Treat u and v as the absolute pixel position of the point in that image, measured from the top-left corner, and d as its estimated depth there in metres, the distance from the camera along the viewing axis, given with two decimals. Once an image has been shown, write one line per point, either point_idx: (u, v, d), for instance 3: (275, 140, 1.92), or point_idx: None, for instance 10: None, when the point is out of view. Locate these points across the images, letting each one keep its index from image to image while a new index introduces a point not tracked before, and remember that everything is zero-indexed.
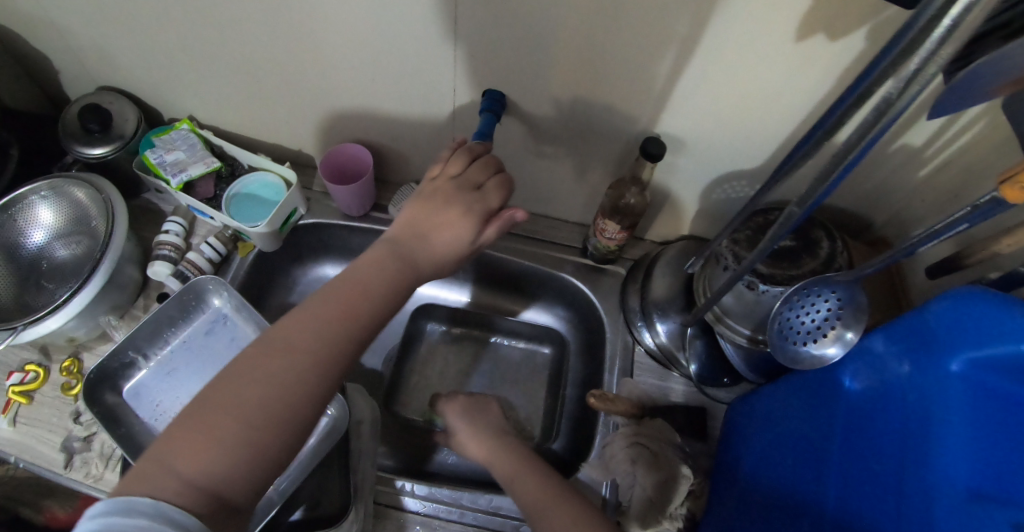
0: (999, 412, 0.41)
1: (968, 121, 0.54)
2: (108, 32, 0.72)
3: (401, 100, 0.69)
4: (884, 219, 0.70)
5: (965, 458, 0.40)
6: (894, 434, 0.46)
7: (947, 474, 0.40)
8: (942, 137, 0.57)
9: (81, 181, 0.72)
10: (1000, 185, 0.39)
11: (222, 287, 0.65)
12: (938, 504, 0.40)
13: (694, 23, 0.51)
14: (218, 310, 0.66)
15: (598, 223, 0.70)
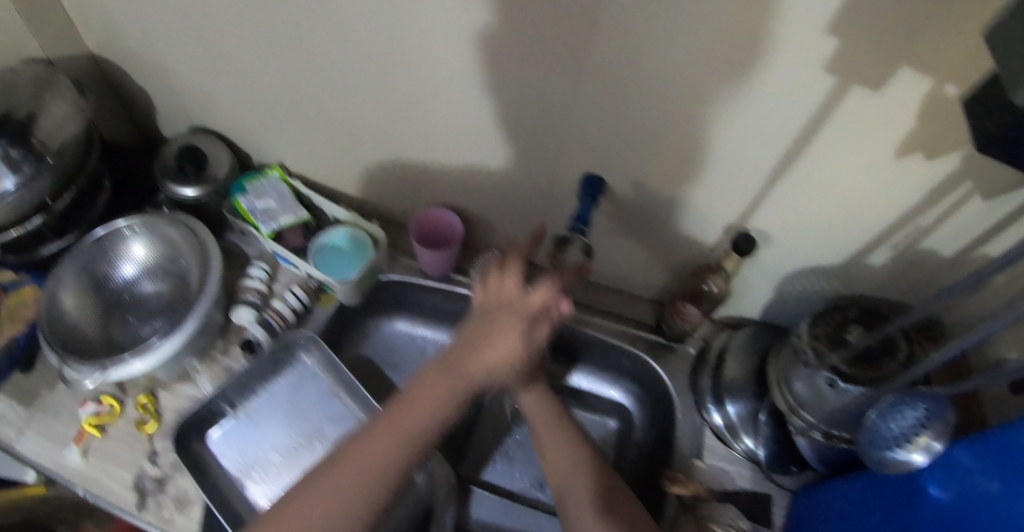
0: None
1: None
2: (218, 80, 0.75)
3: (493, 171, 0.72)
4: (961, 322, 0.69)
5: None
6: None
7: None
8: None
9: (175, 221, 0.72)
10: None
11: (315, 345, 0.67)
12: None
13: (799, 133, 0.54)
14: (307, 366, 0.68)
15: (676, 305, 0.73)
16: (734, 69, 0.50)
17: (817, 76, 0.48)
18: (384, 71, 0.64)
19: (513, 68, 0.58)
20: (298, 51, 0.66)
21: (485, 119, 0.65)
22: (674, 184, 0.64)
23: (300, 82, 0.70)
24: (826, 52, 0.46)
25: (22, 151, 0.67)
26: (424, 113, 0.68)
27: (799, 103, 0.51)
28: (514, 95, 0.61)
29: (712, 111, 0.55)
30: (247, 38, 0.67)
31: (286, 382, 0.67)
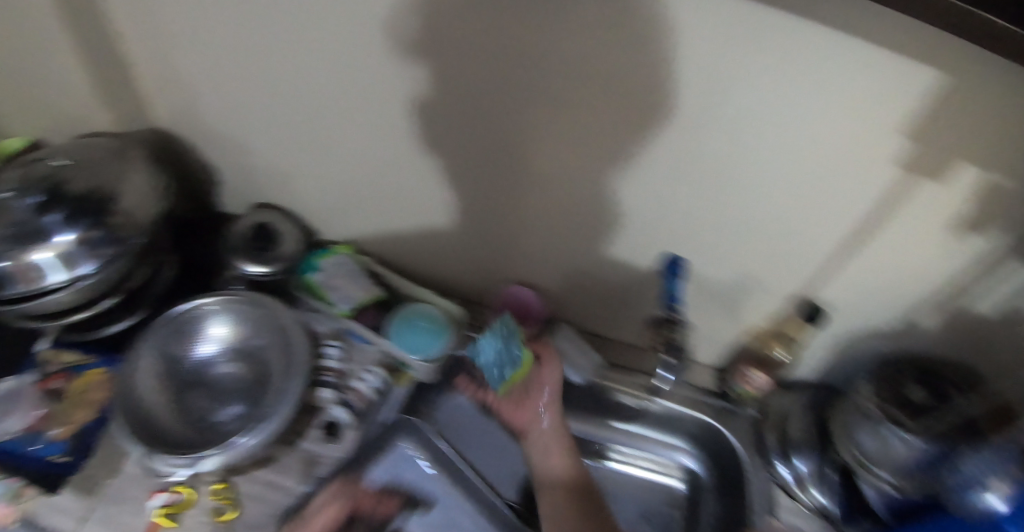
0: None
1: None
2: (301, 159, 0.77)
3: (575, 249, 0.76)
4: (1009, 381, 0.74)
5: None
6: None
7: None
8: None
9: (259, 303, 0.72)
10: None
11: (415, 426, 0.74)
12: None
13: (869, 217, 0.60)
14: (406, 452, 0.73)
15: (741, 370, 0.79)
16: (815, 173, 0.56)
17: (886, 171, 0.54)
18: (476, 159, 0.68)
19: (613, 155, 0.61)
20: (395, 133, 0.68)
21: (577, 207, 0.69)
22: (745, 261, 0.71)
23: (387, 162, 0.72)
24: (894, 153, 0.52)
25: (101, 232, 0.65)
26: (509, 194, 0.70)
27: (869, 191, 0.56)
28: (609, 181, 0.64)
29: (792, 203, 0.61)
30: (343, 118, 0.69)
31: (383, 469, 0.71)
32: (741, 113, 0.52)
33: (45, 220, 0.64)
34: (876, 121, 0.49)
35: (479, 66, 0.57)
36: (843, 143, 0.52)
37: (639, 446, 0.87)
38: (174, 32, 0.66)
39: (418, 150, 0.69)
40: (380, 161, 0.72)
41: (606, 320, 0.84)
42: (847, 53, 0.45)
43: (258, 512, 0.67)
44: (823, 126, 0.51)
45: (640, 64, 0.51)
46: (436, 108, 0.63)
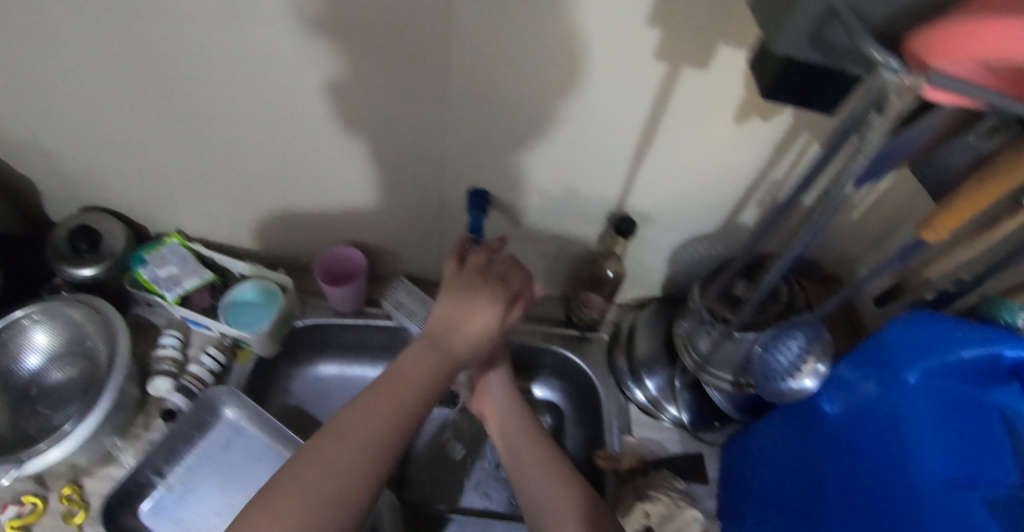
0: (947, 414, 0.50)
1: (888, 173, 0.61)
2: (100, 157, 0.75)
3: (393, 201, 0.75)
4: (832, 259, 0.75)
5: (937, 456, 0.48)
6: (876, 447, 0.53)
7: (928, 468, 0.48)
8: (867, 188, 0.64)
9: (77, 302, 0.72)
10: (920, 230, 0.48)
11: (234, 399, 0.68)
12: (927, 497, 0.47)
13: (651, 116, 0.61)
14: (229, 421, 0.68)
15: (581, 296, 0.79)
16: (576, 80, 0.57)
17: (654, 68, 0.55)
18: (260, 125, 0.66)
19: (384, 97, 0.60)
20: (171, 111, 0.66)
21: (375, 157, 0.69)
22: (552, 184, 0.70)
23: (184, 145, 0.71)
24: (652, 46, 0.53)
25: None
26: (307, 155, 0.70)
27: (642, 91, 0.58)
28: (391, 122, 0.64)
29: (569, 115, 0.61)
30: (119, 108, 0.66)
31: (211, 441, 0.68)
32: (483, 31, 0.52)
33: None
34: (600, 18, 0.50)
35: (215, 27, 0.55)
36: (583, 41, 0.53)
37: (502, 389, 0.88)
38: None
39: (206, 127, 0.67)
40: (177, 146, 0.71)
41: None
42: None
43: None
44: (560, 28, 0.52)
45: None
46: (201, 80, 0.61)
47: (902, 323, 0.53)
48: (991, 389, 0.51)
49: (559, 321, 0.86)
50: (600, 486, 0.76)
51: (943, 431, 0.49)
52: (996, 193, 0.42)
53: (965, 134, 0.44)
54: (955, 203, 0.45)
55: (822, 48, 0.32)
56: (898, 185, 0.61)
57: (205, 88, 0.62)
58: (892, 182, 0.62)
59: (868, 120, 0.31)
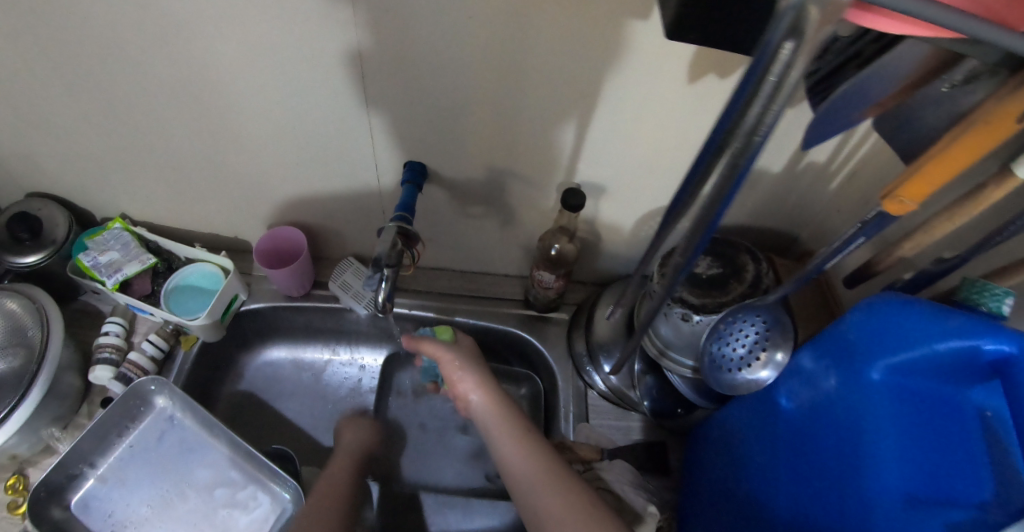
0: (914, 417, 0.44)
1: (863, 132, 0.53)
2: (24, 142, 0.72)
3: (331, 178, 0.71)
4: (809, 233, 0.67)
5: (896, 466, 0.42)
6: (831, 451, 0.47)
7: (883, 480, 0.42)
8: (842, 151, 0.56)
9: (16, 292, 0.71)
10: (883, 199, 0.38)
11: (165, 386, 0.65)
12: (880, 513, 0.41)
13: (590, 76, 0.53)
14: (163, 409, 0.67)
15: (535, 275, 0.73)
16: (499, 36, 0.50)
17: (584, 19, 0.48)
18: (176, 101, 0.62)
19: (294, 62, 0.55)
20: (80, 90, 0.62)
21: (300, 130, 0.64)
22: (493, 157, 0.64)
23: (104, 124, 0.67)
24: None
25: None
26: (231, 132, 0.65)
27: (576, 45, 0.51)
28: (309, 92, 0.58)
29: (498, 76, 0.55)
30: (26, 86, 0.62)
31: (146, 431, 0.66)
32: None
33: None
34: None
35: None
36: None
37: None
38: None
39: (122, 102, 0.63)
40: (99, 125, 0.67)
41: None
42: None
43: None
44: None
45: None
46: (99, 52, 0.56)
47: (863, 311, 0.45)
48: (970, 386, 0.44)
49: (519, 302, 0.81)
50: None
51: (907, 437, 0.43)
52: (970, 158, 0.33)
53: (943, 85, 0.33)
54: (921, 166, 0.35)
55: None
56: (875, 145, 0.53)
57: (107, 61, 0.57)
58: (869, 144, 0.54)
59: (784, 52, 0.26)
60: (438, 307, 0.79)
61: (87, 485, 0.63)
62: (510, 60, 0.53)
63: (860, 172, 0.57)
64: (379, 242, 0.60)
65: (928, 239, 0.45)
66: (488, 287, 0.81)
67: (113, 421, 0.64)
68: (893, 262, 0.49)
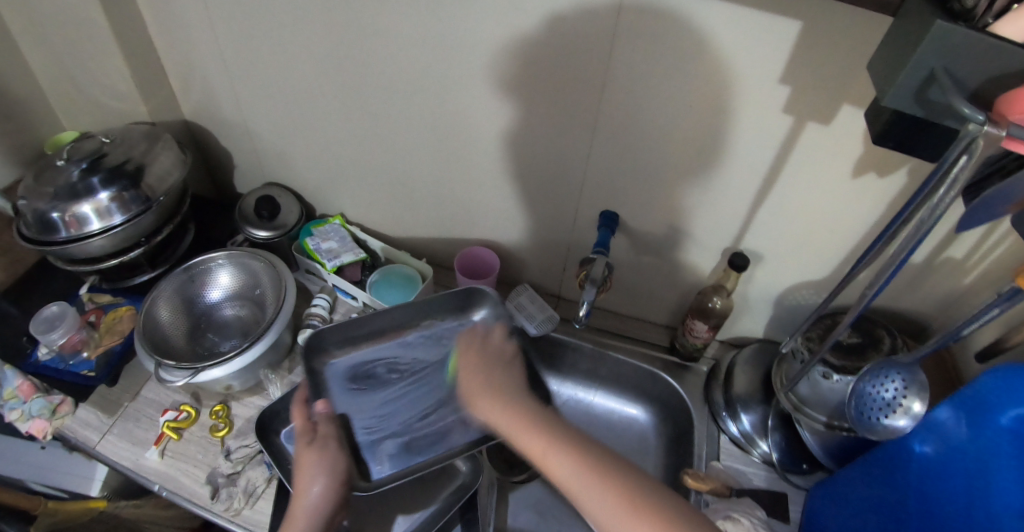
0: None
1: (998, 237, 0.67)
2: (295, 142, 0.92)
3: (528, 214, 0.88)
4: (938, 320, 0.80)
5: (1016, 495, 0.49)
6: (961, 489, 0.53)
7: (1004, 500, 0.49)
8: (978, 252, 0.69)
9: (258, 255, 0.86)
10: (1017, 278, 0.51)
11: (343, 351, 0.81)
12: None
13: (774, 163, 0.69)
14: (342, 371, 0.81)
15: (688, 323, 0.87)
16: (710, 123, 0.67)
17: (781, 120, 0.64)
18: (437, 131, 0.82)
19: (546, 117, 0.74)
20: (366, 112, 0.83)
21: (521, 170, 0.82)
22: (673, 216, 0.80)
23: (368, 135, 0.86)
24: (781, 100, 0.63)
25: (133, 193, 0.81)
26: (465, 162, 0.84)
27: (771, 138, 0.67)
28: (542, 141, 0.77)
29: (697, 151, 0.71)
30: (329, 97, 0.83)
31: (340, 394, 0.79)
32: (635, 74, 0.66)
33: (90, 181, 0.79)
34: (741, 71, 0.62)
35: (422, 50, 0.72)
36: (720, 88, 0.64)
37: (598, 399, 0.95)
38: (196, 44, 0.83)
39: (392, 121, 0.83)
40: (364, 134, 0.87)
41: (562, 280, 0.97)
42: (718, 14, 0.58)
43: (247, 428, 0.79)
44: (700, 77, 0.64)
45: (545, 34, 0.65)
46: (403, 83, 0.77)
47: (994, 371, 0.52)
48: None
49: (662, 348, 0.96)
50: (681, 506, 0.80)
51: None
52: None
53: None
54: None
55: (924, 104, 0.42)
56: (1010, 249, 0.66)
57: (402, 90, 0.78)
58: (1003, 248, 0.67)
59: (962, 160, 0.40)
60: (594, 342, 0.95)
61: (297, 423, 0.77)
62: (711, 145, 0.70)
63: (988, 269, 0.70)
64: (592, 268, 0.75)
65: None
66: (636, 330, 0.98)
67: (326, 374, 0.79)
68: (1021, 339, 0.61)
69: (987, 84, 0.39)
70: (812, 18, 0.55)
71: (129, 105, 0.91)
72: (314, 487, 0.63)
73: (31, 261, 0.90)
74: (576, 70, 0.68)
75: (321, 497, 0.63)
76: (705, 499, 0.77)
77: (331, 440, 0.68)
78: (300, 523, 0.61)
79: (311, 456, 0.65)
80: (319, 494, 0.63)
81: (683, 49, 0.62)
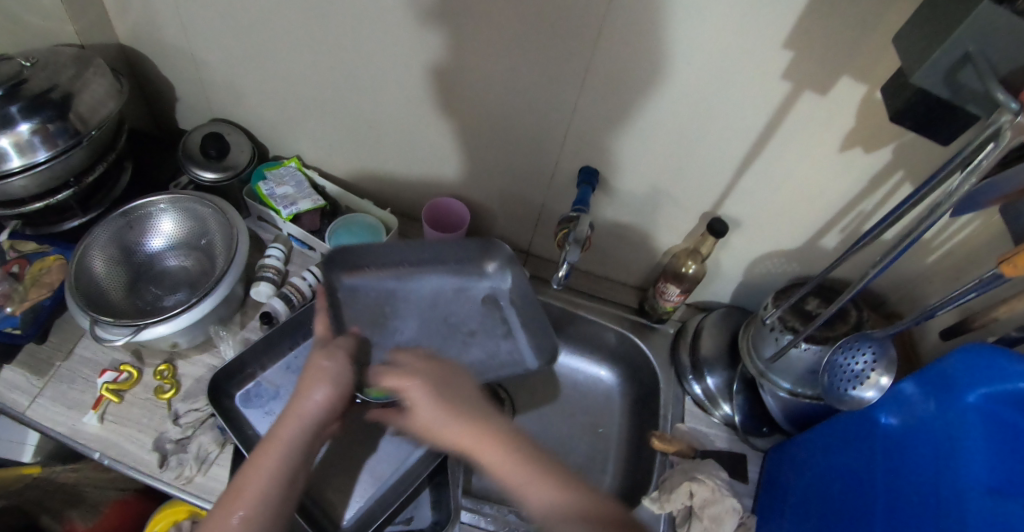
0: (1005, 435, 0.52)
1: (966, 221, 0.68)
2: (248, 74, 0.83)
3: (504, 166, 0.83)
4: (898, 296, 0.81)
5: (984, 469, 0.51)
6: (926, 460, 0.56)
7: (971, 472, 0.51)
8: (946, 232, 0.70)
9: (205, 201, 0.78)
10: (1001, 264, 0.51)
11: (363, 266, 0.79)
12: (971, 505, 0.50)
13: (766, 130, 0.67)
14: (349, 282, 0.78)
15: (660, 286, 0.86)
16: (706, 84, 0.64)
17: (778, 85, 0.62)
18: (410, 72, 0.75)
19: (534, 63, 0.68)
20: (331, 47, 0.75)
21: (501, 118, 0.76)
22: (656, 179, 0.77)
23: (333, 72, 0.78)
24: (781, 66, 0.60)
25: (59, 125, 0.71)
26: (441, 108, 0.78)
27: (765, 103, 0.64)
28: (526, 91, 0.72)
29: (689, 113, 0.68)
30: (290, 27, 0.74)
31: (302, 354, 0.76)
32: (635, 24, 0.61)
33: (7, 110, 0.68)
34: (749, 29, 0.57)
35: None
36: (726, 43, 0.59)
37: (567, 359, 0.94)
38: None
39: (361, 58, 0.75)
40: (329, 72, 0.78)
41: (535, 237, 0.94)
42: None
43: (198, 390, 0.73)
44: (707, 31, 0.59)
45: None
46: (376, 15, 0.69)
47: (964, 351, 0.55)
48: None
49: (631, 308, 0.96)
50: (646, 466, 0.81)
51: (998, 450, 0.51)
52: None
53: None
54: None
55: (952, 87, 0.43)
56: (979, 231, 0.67)
57: (376, 25, 0.70)
58: (975, 228, 0.67)
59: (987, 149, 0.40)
60: (565, 302, 0.93)
61: (254, 386, 0.73)
62: (704, 107, 0.66)
63: (952, 248, 0.71)
64: (575, 227, 0.72)
65: (1020, 305, 0.59)
66: (607, 290, 0.97)
67: (286, 332, 0.74)
68: (986, 320, 0.63)
69: (1018, 72, 0.40)
70: None
71: (52, 21, 0.79)
72: (319, 394, 0.58)
73: None
74: (569, 17, 0.62)
75: (315, 406, 0.59)
76: (670, 460, 0.79)
77: (338, 353, 0.64)
78: (293, 425, 0.57)
79: (322, 361, 0.61)
80: (302, 413, 0.58)
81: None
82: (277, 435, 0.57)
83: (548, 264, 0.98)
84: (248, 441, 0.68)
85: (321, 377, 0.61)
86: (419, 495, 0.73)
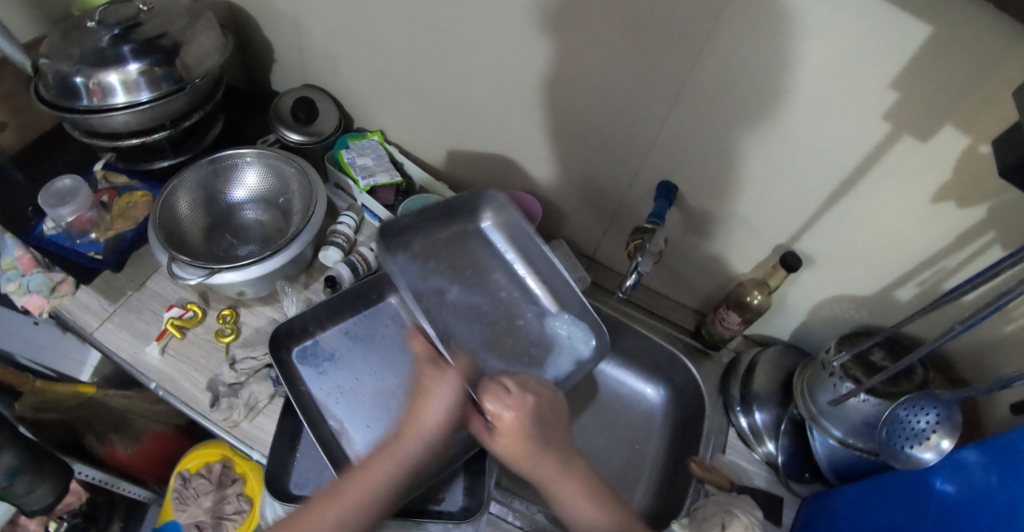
0: None
1: None
2: (346, 46, 0.86)
3: (581, 169, 0.84)
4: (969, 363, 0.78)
5: None
6: None
7: None
8: None
9: (288, 160, 0.80)
10: None
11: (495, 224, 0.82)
12: None
13: (858, 169, 0.65)
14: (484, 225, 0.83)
15: (721, 312, 0.86)
16: (804, 114, 0.63)
17: (879, 126, 0.60)
18: (504, 64, 0.76)
19: (630, 71, 0.68)
20: (431, 30, 0.77)
21: (586, 121, 0.77)
22: (733, 203, 0.76)
23: (428, 54, 0.80)
24: (886, 105, 0.58)
25: (165, 70, 0.74)
26: (527, 103, 0.79)
27: (863, 141, 0.62)
28: (617, 98, 0.72)
29: (780, 141, 0.67)
30: (394, 6, 0.76)
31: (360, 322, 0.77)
32: (738, 45, 0.60)
33: (121, 49, 0.72)
34: (861, 63, 0.56)
35: None
36: (832, 75, 0.58)
37: (613, 370, 0.93)
38: None
39: (459, 44, 0.77)
40: (425, 54, 0.80)
41: (599, 244, 0.94)
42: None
43: (255, 340, 0.75)
44: (815, 61, 0.58)
45: None
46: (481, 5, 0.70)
47: None
48: None
49: (686, 331, 0.95)
50: (677, 491, 0.80)
51: None
52: None
53: None
54: None
55: None
56: None
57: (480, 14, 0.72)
58: None
59: None
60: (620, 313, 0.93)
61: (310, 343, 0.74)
62: (797, 137, 0.65)
63: None
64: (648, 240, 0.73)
65: None
66: (664, 308, 0.96)
67: (347, 298, 0.76)
68: None
69: None
70: (957, 18, 0.50)
71: None
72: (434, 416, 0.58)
73: (44, 126, 0.85)
74: (673, 29, 0.62)
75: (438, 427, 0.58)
76: (704, 488, 0.77)
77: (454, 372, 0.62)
78: (410, 446, 0.58)
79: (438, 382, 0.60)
80: (406, 442, 0.58)
81: (803, 20, 0.56)
82: (375, 461, 0.57)
83: (608, 272, 0.97)
84: (297, 396, 0.69)
85: (462, 409, 0.60)
86: (451, 480, 0.72)
